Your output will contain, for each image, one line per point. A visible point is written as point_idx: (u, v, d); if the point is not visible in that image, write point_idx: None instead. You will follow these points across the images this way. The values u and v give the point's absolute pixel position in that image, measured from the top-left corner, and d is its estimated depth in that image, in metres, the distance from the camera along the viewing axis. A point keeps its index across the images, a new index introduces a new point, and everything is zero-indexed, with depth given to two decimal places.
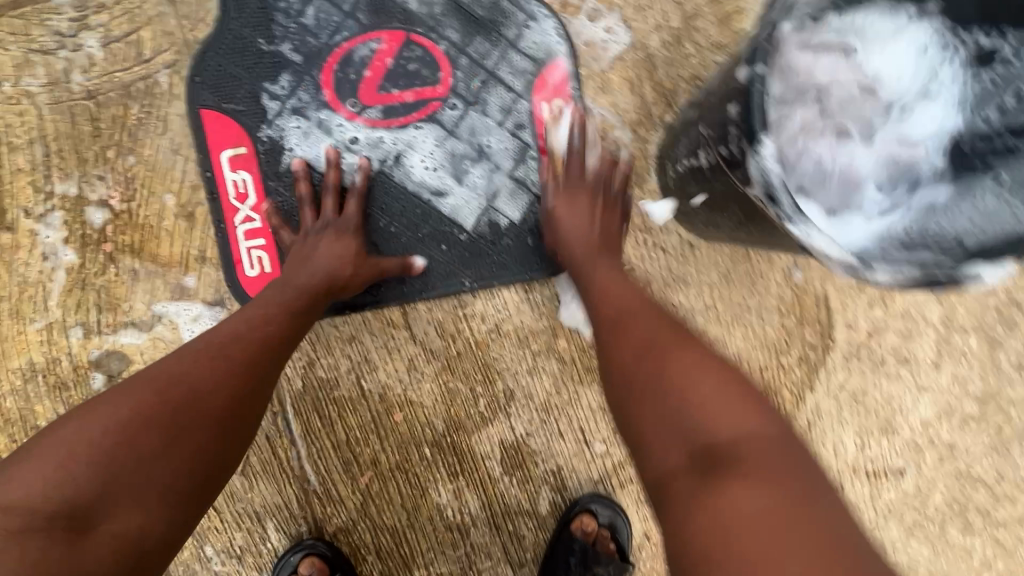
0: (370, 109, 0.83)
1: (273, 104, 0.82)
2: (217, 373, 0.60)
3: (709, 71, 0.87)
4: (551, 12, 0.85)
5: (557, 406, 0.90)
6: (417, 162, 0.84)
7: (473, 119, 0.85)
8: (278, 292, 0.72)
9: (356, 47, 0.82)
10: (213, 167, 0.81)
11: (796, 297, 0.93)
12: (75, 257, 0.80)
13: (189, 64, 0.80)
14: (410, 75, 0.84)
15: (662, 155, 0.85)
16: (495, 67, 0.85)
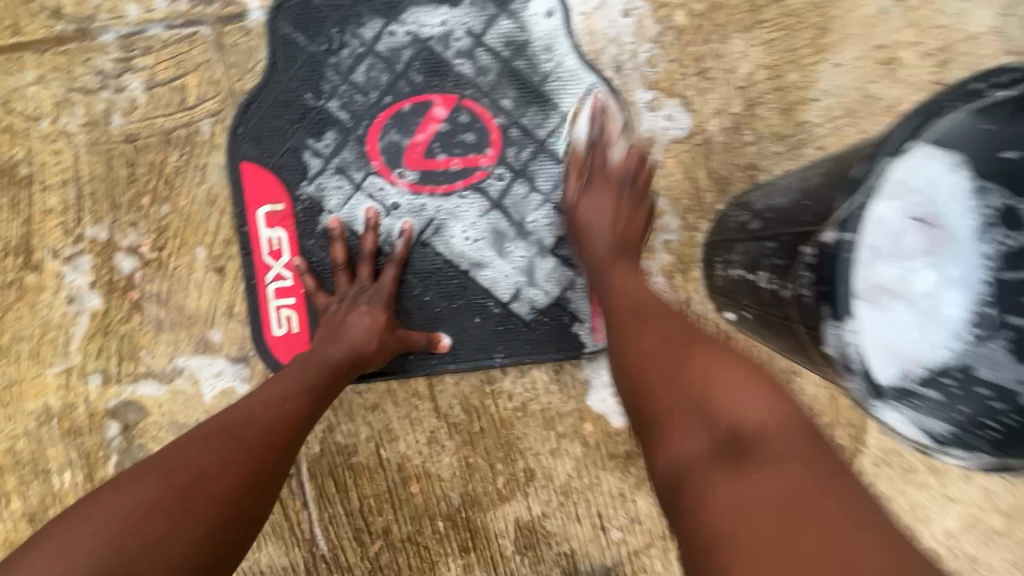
0: (414, 174, 0.80)
1: (316, 161, 0.79)
2: (235, 447, 0.56)
3: (767, 161, 0.84)
4: (610, 87, 0.82)
5: (577, 489, 0.88)
6: (457, 232, 0.82)
7: (519, 192, 0.82)
8: (301, 367, 0.68)
9: (407, 110, 0.80)
10: (248, 222, 0.78)
11: (832, 397, 0.90)
12: (100, 302, 0.78)
13: (233, 114, 0.77)
14: (458, 142, 0.81)
15: (710, 247, 0.82)
16: (547, 139, 0.82)
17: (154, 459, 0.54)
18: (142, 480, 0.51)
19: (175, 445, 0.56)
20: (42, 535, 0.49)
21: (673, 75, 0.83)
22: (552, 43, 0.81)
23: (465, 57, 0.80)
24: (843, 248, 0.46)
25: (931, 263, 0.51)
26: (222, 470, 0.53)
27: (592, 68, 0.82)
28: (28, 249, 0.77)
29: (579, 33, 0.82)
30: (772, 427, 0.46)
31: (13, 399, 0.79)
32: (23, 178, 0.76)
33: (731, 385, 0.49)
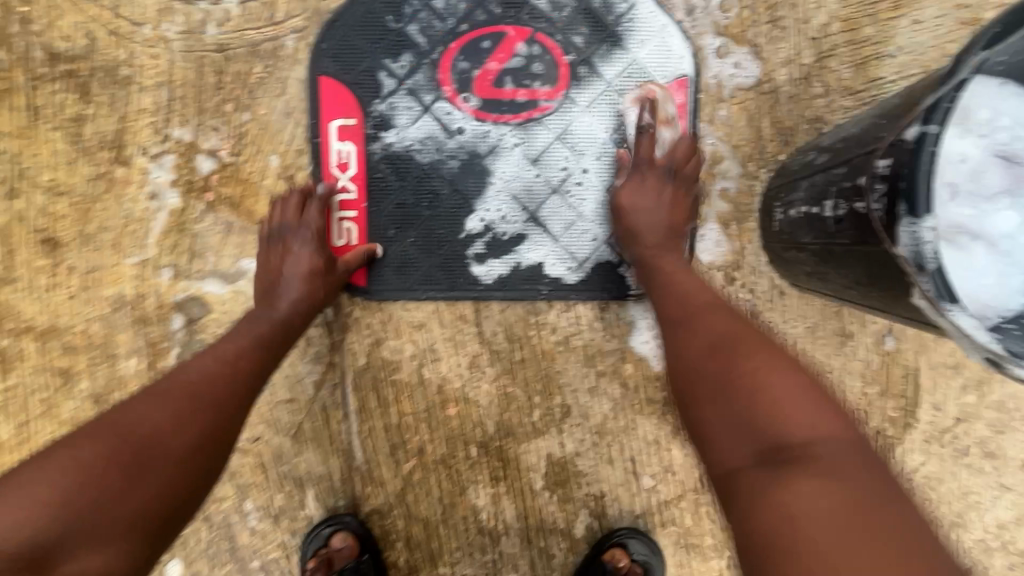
0: (481, 102, 0.83)
1: (390, 82, 0.82)
2: (138, 394, 0.59)
3: (835, 114, 0.83)
4: (683, 32, 0.83)
5: (611, 431, 0.87)
6: (516, 162, 0.84)
7: (581, 128, 0.83)
8: (251, 326, 0.71)
9: (481, 39, 0.82)
10: (320, 134, 0.82)
11: (884, 365, 0.87)
12: (179, 200, 0.83)
13: (318, 31, 0.82)
14: (528, 74, 0.83)
15: (770, 194, 0.81)
16: (614, 79, 0.83)
17: (118, 411, 0.57)
18: (92, 439, 0.54)
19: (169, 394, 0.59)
20: (38, 458, 0.53)
21: (745, 22, 0.83)
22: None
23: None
24: (929, 140, 0.45)
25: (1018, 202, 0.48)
26: (155, 416, 0.57)
27: (666, 12, 0.83)
28: (121, 144, 0.82)
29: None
30: (830, 436, 0.49)
31: (92, 284, 0.84)
32: (122, 79, 0.82)
33: (766, 373, 0.53)
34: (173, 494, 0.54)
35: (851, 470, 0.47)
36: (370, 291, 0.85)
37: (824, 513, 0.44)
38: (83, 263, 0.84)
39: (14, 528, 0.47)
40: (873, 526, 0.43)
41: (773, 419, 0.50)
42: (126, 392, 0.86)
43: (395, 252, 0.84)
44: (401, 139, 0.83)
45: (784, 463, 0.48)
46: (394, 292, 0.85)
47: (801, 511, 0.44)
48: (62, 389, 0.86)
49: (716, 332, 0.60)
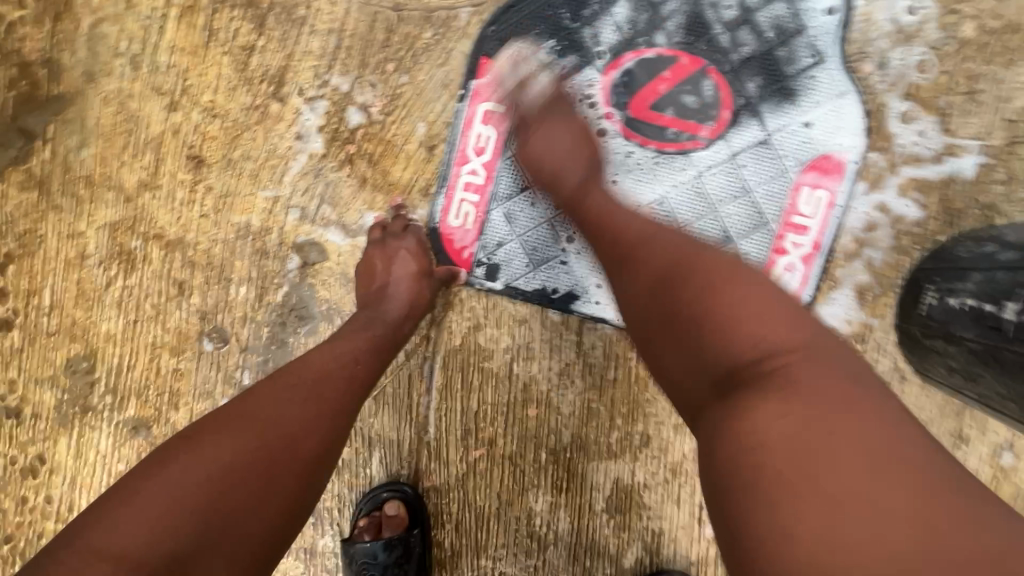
0: (631, 120, 0.80)
1: (549, 78, 0.81)
2: (252, 401, 0.58)
3: (1013, 206, 0.77)
4: (864, 98, 0.78)
5: (687, 472, 0.85)
6: (650, 190, 0.80)
7: (725, 172, 0.80)
8: (361, 330, 0.71)
9: (651, 58, 0.79)
10: (466, 112, 0.82)
11: (995, 479, 0.81)
12: (322, 146, 0.85)
13: (493, 12, 0.81)
14: (686, 106, 0.79)
15: (919, 276, 0.76)
16: (775, 131, 0.79)
17: (240, 406, 0.57)
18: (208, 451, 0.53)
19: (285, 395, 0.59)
20: (165, 458, 0.53)
21: (939, 88, 0.77)
22: (822, 37, 0.78)
23: (728, 25, 0.79)
24: None
25: None
26: (280, 417, 0.56)
27: (852, 71, 0.78)
28: (281, 81, 0.85)
29: (855, 25, 0.77)
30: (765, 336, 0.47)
31: (223, 208, 0.87)
32: (298, 18, 0.84)
33: (728, 285, 0.50)
34: (287, 509, 0.54)
35: (822, 383, 0.44)
36: (472, 276, 0.85)
37: (788, 421, 0.42)
38: (220, 186, 0.87)
39: (145, 539, 0.48)
40: (854, 454, 0.40)
41: (726, 335, 0.48)
42: (231, 316, 0.89)
43: (506, 245, 0.84)
44: None
45: (744, 395, 0.45)
46: (496, 283, 0.85)
47: (770, 420, 0.42)
48: (175, 299, 0.90)
49: (666, 259, 0.56)
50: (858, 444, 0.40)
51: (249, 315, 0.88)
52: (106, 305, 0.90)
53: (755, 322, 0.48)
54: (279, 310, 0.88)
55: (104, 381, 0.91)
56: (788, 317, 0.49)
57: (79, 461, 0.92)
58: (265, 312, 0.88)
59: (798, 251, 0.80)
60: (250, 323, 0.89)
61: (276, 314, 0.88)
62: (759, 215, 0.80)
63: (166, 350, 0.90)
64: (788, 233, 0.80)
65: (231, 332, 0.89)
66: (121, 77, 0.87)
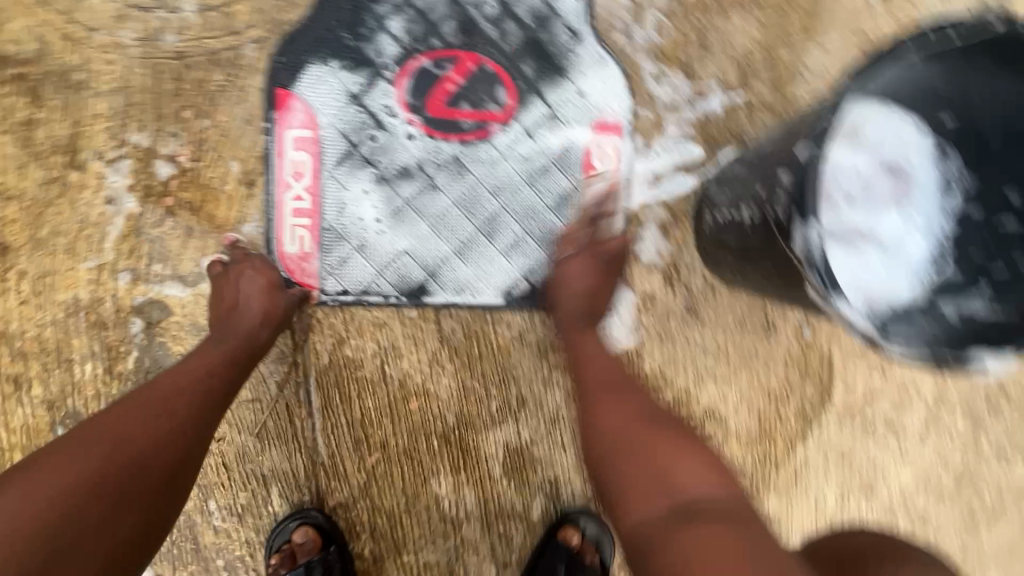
0: (432, 120, 0.87)
1: (346, 96, 0.86)
2: (104, 422, 0.60)
3: (758, 129, 0.93)
4: (621, 64, 0.90)
5: (564, 420, 0.94)
6: (465, 178, 0.88)
7: (527, 149, 0.89)
8: (214, 348, 0.74)
9: (437, 62, 0.87)
10: (276, 144, 0.85)
11: (803, 352, 0.98)
12: (136, 205, 0.84)
13: (276, 45, 0.84)
14: (477, 97, 0.88)
15: (699, 202, 0.90)
16: (558, 104, 0.90)
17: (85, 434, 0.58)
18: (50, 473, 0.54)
19: (146, 411, 0.62)
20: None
21: (678, 45, 0.91)
22: (573, 17, 0.89)
23: (493, 20, 0.88)
24: (812, 161, 0.54)
25: (901, 210, 0.72)
26: (144, 431, 0.60)
27: (606, 43, 0.90)
28: (74, 150, 0.82)
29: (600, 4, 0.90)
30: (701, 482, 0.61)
31: (44, 289, 0.83)
32: (76, 84, 0.82)
33: (673, 448, 0.64)
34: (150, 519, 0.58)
35: (698, 468, 0.62)
36: (324, 294, 0.88)
37: (681, 473, 0.61)
38: (35, 268, 0.83)
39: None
40: (724, 511, 0.57)
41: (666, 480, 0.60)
42: (83, 397, 0.85)
43: (345, 258, 0.88)
44: (357, 152, 0.87)
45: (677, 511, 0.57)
46: (350, 295, 0.89)
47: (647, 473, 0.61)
48: (14, 396, 0.85)
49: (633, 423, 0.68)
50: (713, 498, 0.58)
51: (102, 390, 0.86)
52: None
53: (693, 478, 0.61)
54: (134, 377, 0.86)
55: None
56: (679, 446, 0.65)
57: None
58: (119, 383, 0.86)
59: (604, 204, 0.91)
60: (107, 397, 0.86)
61: (132, 381, 0.86)
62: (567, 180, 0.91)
63: (18, 451, 0.85)
64: (592, 188, 0.91)
65: (87, 413, 0.85)
66: None
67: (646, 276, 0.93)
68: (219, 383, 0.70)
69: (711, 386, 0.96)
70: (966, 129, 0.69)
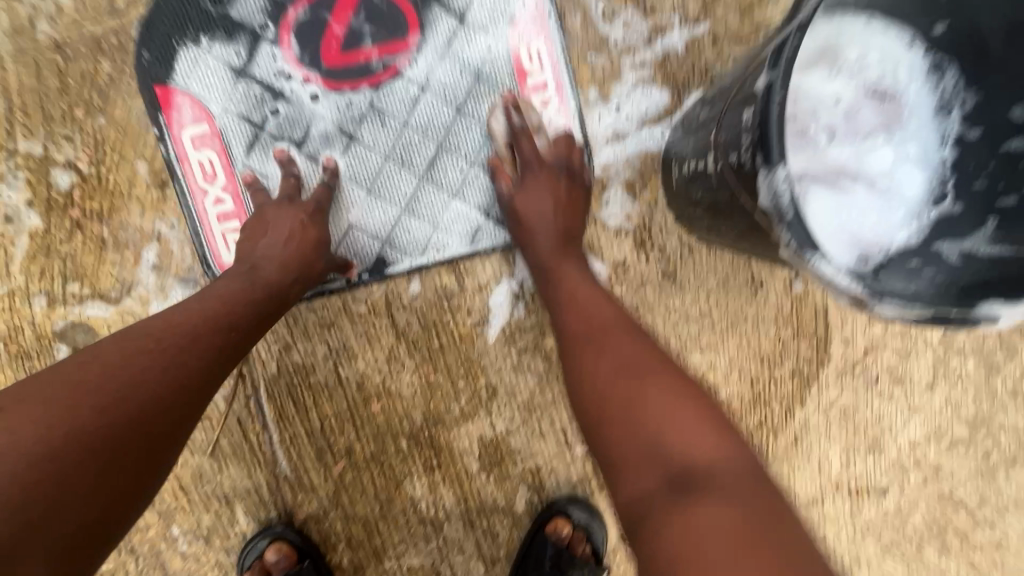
0: (332, 71, 0.76)
1: (232, 74, 0.75)
2: (12, 408, 0.45)
3: (727, 63, 0.82)
4: None
5: (540, 406, 0.87)
6: (389, 131, 0.78)
7: (448, 72, 0.78)
8: (179, 315, 0.58)
9: (314, 1, 0.75)
10: (174, 148, 0.75)
11: (795, 308, 0.90)
12: (39, 221, 0.76)
13: (136, 37, 0.73)
14: (376, 27, 0.76)
15: (667, 151, 0.80)
16: (471, 14, 0.77)
17: (45, 388, 0.47)
18: None
19: (68, 399, 0.47)
20: None
21: None
22: None
23: None
24: (773, 93, 0.44)
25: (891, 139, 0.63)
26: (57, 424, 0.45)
27: None
28: None
29: None
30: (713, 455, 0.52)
31: None
32: None
33: (657, 400, 0.55)
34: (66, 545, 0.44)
35: (698, 433, 0.53)
36: None
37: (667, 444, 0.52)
38: None
39: None
40: (732, 485, 0.49)
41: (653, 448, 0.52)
42: None
43: None
44: (266, 130, 0.77)
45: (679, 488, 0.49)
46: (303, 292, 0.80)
47: (639, 448, 0.53)
48: None
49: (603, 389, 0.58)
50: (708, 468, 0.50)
51: None
52: None
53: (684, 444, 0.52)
54: None
55: None
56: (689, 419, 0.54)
57: None
58: None
59: (556, 133, 0.81)
60: None
61: None
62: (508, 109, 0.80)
63: None
64: (531, 97, 0.80)
65: None
66: None
67: (616, 243, 0.85)
68: (175, 359, 0.54)
69: (697, 355, 0.89)
70: (967, 36, 0.58)
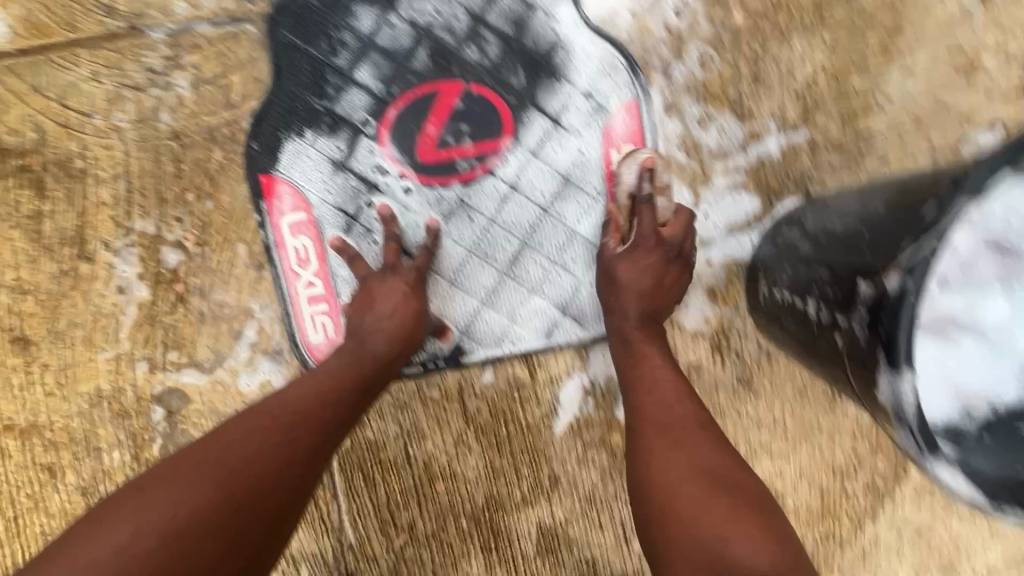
0: (427, 168, 0.79)
1: (332, 167, 0.79)
2: (147, 486, 0.50)
3: (823, 172, 0.80)
4: (629, 61, 0.78)
5: (601, 499, 0.87)
6: (477, 226, 0.80)
7: (537, 172, 0.80)
8: (290, 393, 0.61)
9: (415, 101, 0.78)
10: (274, 234, 0.80)
11: (873, 421, 0.87)
12: (147, 293, 0.81)
13: (248, 129, 0.78)
14: (472, 127, 0.78)
15: (752, 262, 0.79)
16: (565, 118, 0.79)
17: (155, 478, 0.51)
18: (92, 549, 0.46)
19: (189, 478, 0.50)
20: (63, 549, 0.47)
21: (726, 80, 0.78)
22: (557, 12, 0.77)
23: (465, 38, 0.77)
24: (908, 297, 0.44)
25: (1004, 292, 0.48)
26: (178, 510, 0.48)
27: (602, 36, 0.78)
28: (82, 240, 0.80)
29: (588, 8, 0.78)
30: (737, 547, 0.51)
31: (67, 380, 0.83)
32: (78, 172, 0.78)
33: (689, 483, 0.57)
34: None
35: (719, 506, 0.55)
36: None
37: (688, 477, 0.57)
38: (57, 360, 0.82)
39: None
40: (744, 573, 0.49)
41: (716, 553, 0.51)
42: (114, 483, 0.85)
43: None
44: (359, 221, 0.79)
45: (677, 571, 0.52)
46: None
47: (695, 539, 0.53)
48: (50, 484, 0.85)
49: (648, 492, 0.59)
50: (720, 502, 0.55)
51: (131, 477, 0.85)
52: None
53: (706, 521, 0.53)
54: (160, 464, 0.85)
55: None
56: (733, 521, 0.53)
57: None
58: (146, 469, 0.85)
59: None
60: None
61: None
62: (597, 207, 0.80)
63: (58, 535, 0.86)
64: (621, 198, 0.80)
65: None
66: None
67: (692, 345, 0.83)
68: (283, 444, 0.55)
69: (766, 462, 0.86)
70: None
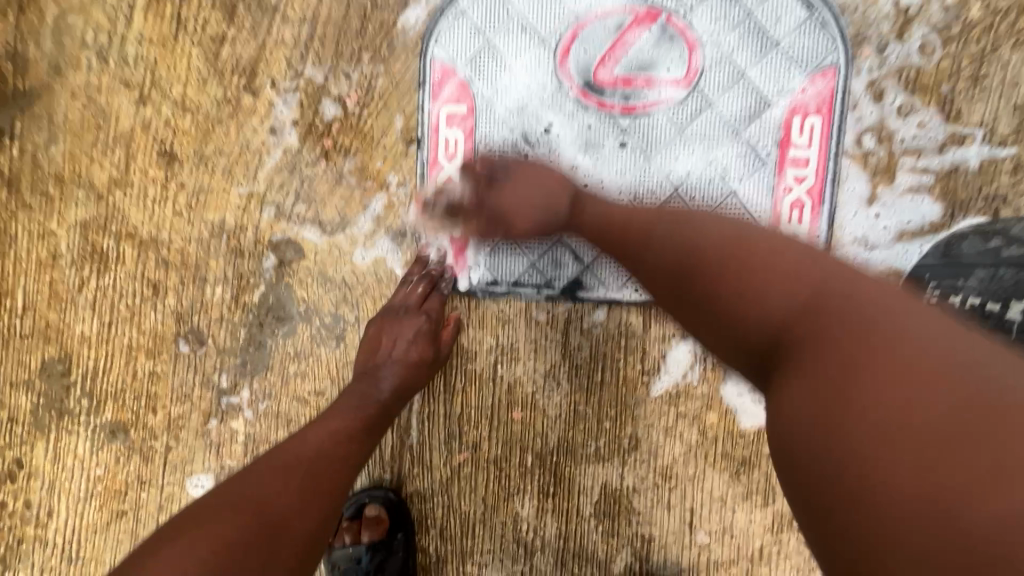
0: (602, 90, 0.77)
1: (508, 64, 0.78)
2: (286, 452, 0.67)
3: (1020, 197, 0.73)
4: (841, 28, 0.74)
5: (678, 476, 0.82)
6: (634, 162, 0.78)
7: (707, 120, 0.76)
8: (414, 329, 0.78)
9: (609, 21, 0.76)
10: (430, 117, 0.79)
11: None
12: (296, 141, 0.81)
13: (437, 7, 0.78)
14: (654, 60, 0.76)
15: (919, 271, 0.73)
16: (755, 74, 0.75)
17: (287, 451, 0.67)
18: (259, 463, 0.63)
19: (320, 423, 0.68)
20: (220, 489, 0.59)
21: (943, 73, 0.73)
22: None
23: None
24: None
25: None
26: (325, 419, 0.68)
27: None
28: (252, 74, 0.81)
29: None
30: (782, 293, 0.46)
31: (197, 205, 0.84)
32: (270, 7, 0.80)
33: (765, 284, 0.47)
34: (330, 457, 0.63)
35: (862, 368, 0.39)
36: (474, 284, 0.82)
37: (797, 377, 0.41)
38: (193, 183, 0.84)
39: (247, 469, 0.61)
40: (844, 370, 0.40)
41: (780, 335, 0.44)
42: (208, 317, 0.86)
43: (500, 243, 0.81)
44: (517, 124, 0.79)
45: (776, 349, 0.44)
46: (499, 286, 0.81)
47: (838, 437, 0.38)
48: (150, 300, 0.87)
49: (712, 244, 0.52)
50: (912, 402, 0.36)
51: (225, 316, 0.86)
52: (80, 306, 0.88)
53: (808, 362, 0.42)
54: (256, 311, 0.85)
55: (78, 385, 0.89)
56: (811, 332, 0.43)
57: (56, 466, 0.91)
58: (241, 313, 0.85)
59: (802, 219, 0.76)
60: (227, 324, 0.86)
61: (253, 314, 0.85)
62: (762, 173, 0.76)
63: (141, 352, 0.88)
64: (789, 171, 0.76)
65: (207, 333, 0.86)
66: (89, 70, 0.83)
67: None
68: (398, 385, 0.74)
69: None
70: None
